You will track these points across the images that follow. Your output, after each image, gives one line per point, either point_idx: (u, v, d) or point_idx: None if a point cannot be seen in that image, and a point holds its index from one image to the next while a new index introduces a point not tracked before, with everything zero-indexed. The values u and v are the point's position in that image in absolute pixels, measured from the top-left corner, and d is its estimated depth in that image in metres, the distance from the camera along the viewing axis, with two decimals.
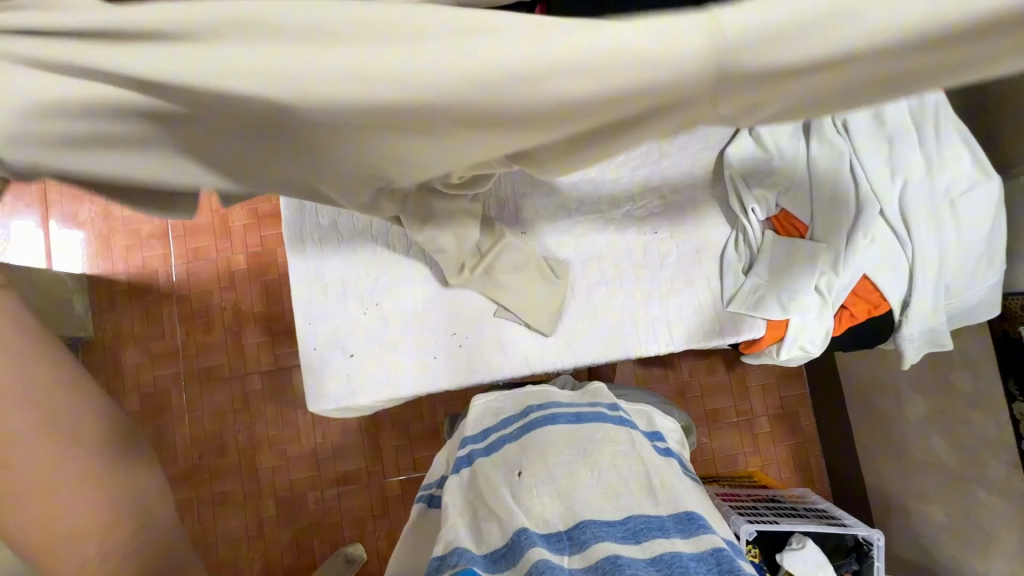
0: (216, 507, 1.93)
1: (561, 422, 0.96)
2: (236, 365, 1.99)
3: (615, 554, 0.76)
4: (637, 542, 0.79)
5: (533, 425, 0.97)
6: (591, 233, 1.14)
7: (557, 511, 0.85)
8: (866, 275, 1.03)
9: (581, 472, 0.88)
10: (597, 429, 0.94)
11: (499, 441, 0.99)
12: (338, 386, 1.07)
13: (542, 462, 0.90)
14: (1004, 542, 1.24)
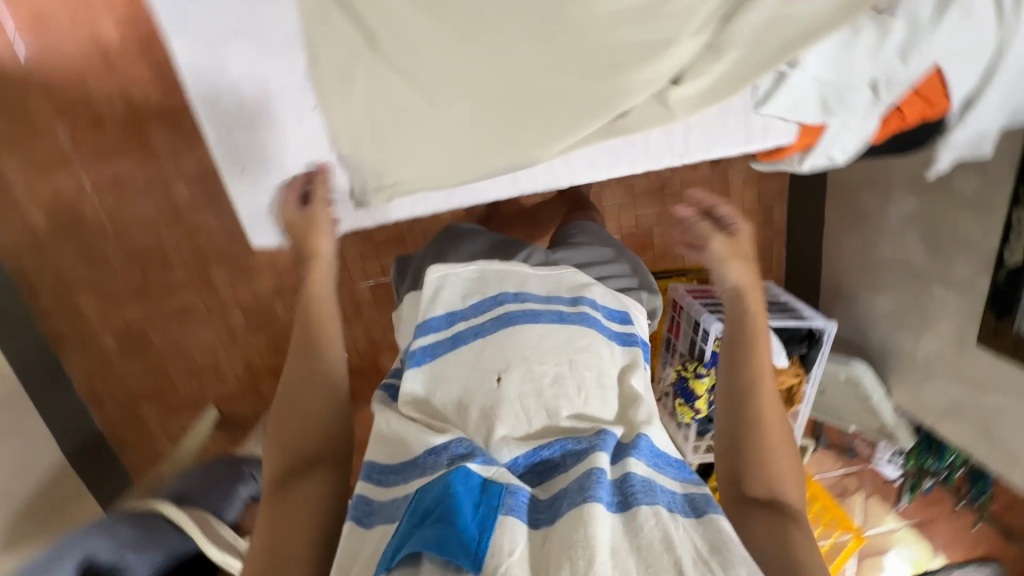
0: (180, 321, 1.87)
1: (542, 324, 0.83)
2: (151, 171, 1.66)
3: (598, 467, 0.63)
4: (614, 462, 0.67)
5: (513, 319, 0.83)
6: None
7: (530, 425, 0.73)
8: (939, 67, 0.82)
9: (567, 386, 0.76)
10: (582, 338, 0.82)
11: (469, 333, 0.83)
12: (281, 212, 0.94)
13: (527, 368, 0.78)
14: (941, 327, 1.37)
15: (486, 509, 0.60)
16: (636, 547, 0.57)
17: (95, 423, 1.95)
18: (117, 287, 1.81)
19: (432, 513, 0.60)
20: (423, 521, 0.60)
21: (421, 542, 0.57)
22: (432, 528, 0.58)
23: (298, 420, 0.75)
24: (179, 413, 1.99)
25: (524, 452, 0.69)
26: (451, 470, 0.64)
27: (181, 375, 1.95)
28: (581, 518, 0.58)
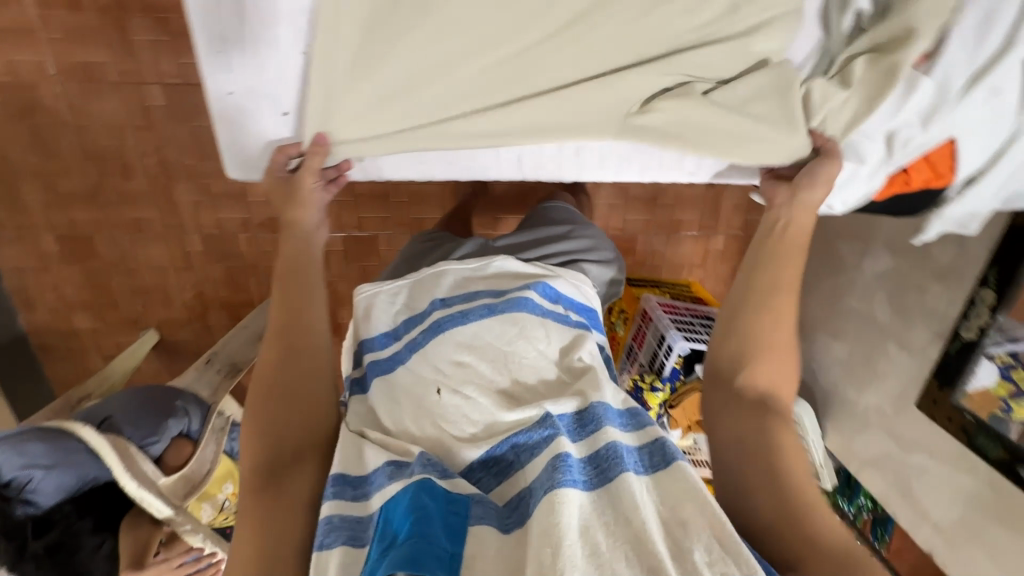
0: (132, 234, 1.75)
1: (472, 322, 0.79)
2: (126, 67, 1.52)
3: (563, 454, 0.64)
4: (575, 440, 0.68)
5: (443, 326, 0.79)
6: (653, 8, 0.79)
7: (483, 428, 0.72)
8: (953, 139, 0.83)
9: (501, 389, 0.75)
10: (514, 327, 0.77)
11: (404, 350, 0.81)
12: (267, 146, 0.85)
13: (460, 370, 0.76)
14: (887, 384, 1.43)
15: (455, 520, 0.60)
16: (603, 523, 0.60)
17: (20, 324, 1.83)
18: (67, 184, 1.67)
19: (404, 530, 0.58)
20: (393, 541, 0.57)
21: (395, 561, 0.54)
22: (405, 546, 0.55)
23: (285, 403, 0.73)
24: (116, 330, 1.88)
25: (483, 451, 0.70)
26: (415, 482, 0.62)
27: (124, 291, 1.83)
28: (552, 507, 0.58)
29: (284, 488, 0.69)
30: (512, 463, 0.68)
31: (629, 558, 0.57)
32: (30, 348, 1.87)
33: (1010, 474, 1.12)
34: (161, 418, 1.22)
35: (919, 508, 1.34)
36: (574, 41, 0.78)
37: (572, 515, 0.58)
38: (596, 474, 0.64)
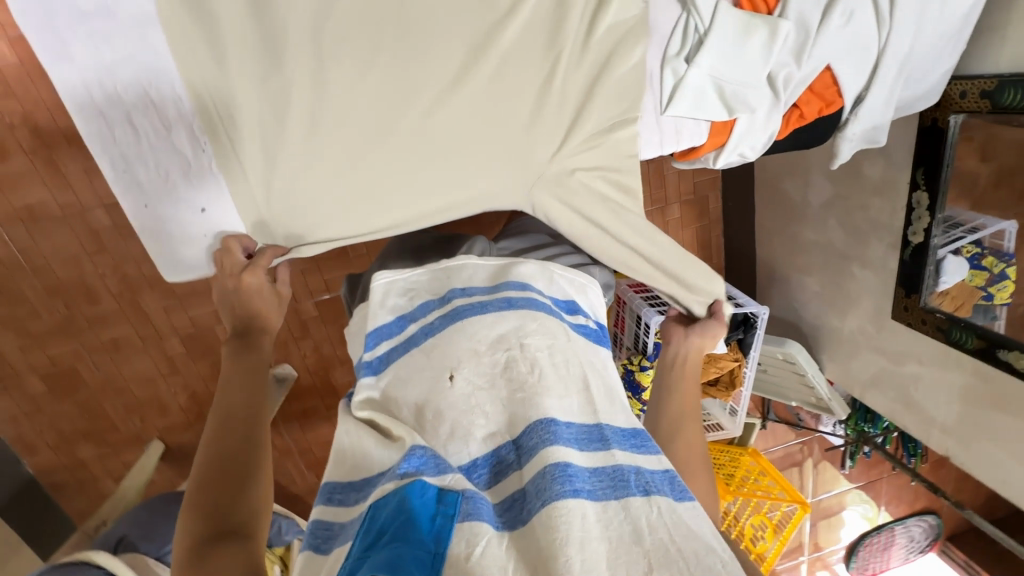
0: (112, 354, 1.78)
1: (491, 310, 0.77)
2: (67, 198, 1.57)
3: (560, 464, 0.62)
4: (581, 449, 0.66)
5: (461, 313, 0.77)
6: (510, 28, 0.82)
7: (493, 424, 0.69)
8: (829, 66, 0.87)
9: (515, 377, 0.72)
10: (533, 318, 0.76)
11: (419, 335, 0.78)
12: (195, 246, 0.86)
13: (475, 358, 0.73)
14: (862, 303, 1.45)
15: (444, 520, 0.58)
16: (605, 536, 0.59)
17: (26, 470, 1.84)
18: (39, 323, 1.70)
19: (390, 530, 0.56)
20: (378, 541, 0.55)
21: (375, 564, 0.51)
22: (385, 551, 0.53)
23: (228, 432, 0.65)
24: (120, 449, 1.90)
25: (484, 454, 0.68)
26: (404, 485, 0.60)
27: (118, 410, 1.85)
28: (552, 520, 0.57)
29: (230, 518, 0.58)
30: (513, 464, 0.66)
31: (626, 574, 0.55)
32: (42, 491, 1.87)
33: (992, 361, 1.13)
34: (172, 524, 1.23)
35: (924, 414, 1.35)
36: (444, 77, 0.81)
37: (575, 527, 0.57)
38: (601, 486, 0.63)
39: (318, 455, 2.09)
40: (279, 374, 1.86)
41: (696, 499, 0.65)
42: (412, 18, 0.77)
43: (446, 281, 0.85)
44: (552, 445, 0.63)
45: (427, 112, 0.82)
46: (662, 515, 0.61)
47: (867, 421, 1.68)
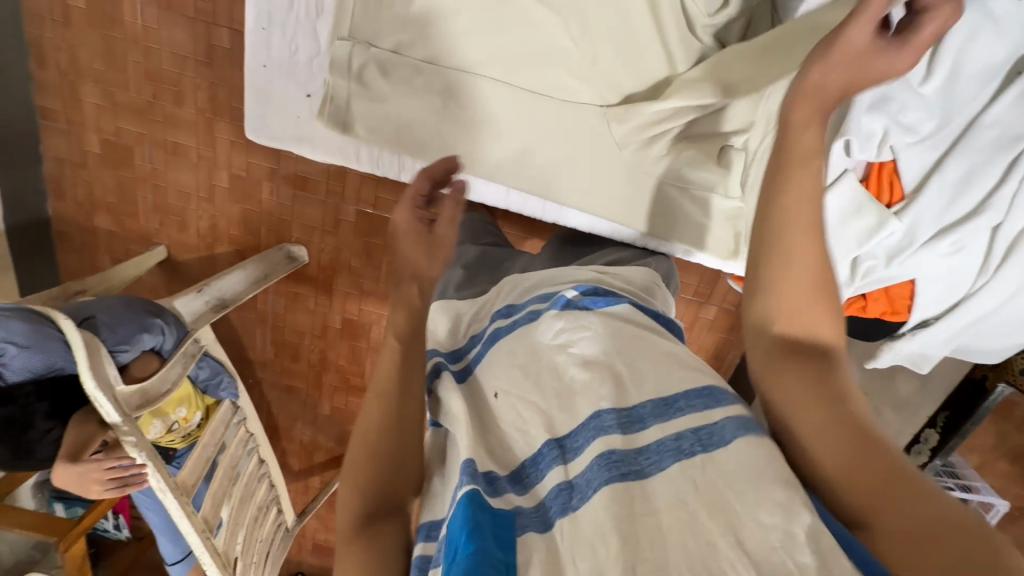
0: (168, 156, 1.86)
1: (525, 322, 0.76)
2: (204, 5, 1.64)
3: (609, 451, 0.58)
4: (614, 429, 0.59)
5: (506, 330, 0.77)
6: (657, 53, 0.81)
7: (535, 421, 0.65)
8: (913, 280, 0.87)
9: (554, 379, 0.68)
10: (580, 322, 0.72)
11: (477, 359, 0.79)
12: (283, 123, 0.90)
13: (515, 366, 0.70)
14: None
15: (504, 532, 0.54)
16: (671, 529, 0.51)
17: (47, 209, 1.95)
18: (123, 96, 1.78)
19: (460, 545, 0.52)
20: (453, 553, 0.52)
21: None
22: (463, 563, 0.50)
23: (376, 461, 0.71)
24: (131, 237, 2.00)
25: (529, 458, 0.64)
26: (456, 497, 0.56)
27: (146, 204, 1.94)
28: (618, 500, 0.53)
29: (374, 540, 0.68)
30: (546, 464, 0.61)
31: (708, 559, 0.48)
32: (49, 233, 1.99)
33: None
34: (136, 330, 1.31)
35: None
36: (567, 79, 0.83)
37: (643, 531, 0.51)
38: (632, 469, 0.57)
39: (286, 337, 2.16)
40: (293, 253, 1.92)
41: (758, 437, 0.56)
42: (574, 11, 0.78)
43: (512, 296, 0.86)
44: (603, 435, 0.59)
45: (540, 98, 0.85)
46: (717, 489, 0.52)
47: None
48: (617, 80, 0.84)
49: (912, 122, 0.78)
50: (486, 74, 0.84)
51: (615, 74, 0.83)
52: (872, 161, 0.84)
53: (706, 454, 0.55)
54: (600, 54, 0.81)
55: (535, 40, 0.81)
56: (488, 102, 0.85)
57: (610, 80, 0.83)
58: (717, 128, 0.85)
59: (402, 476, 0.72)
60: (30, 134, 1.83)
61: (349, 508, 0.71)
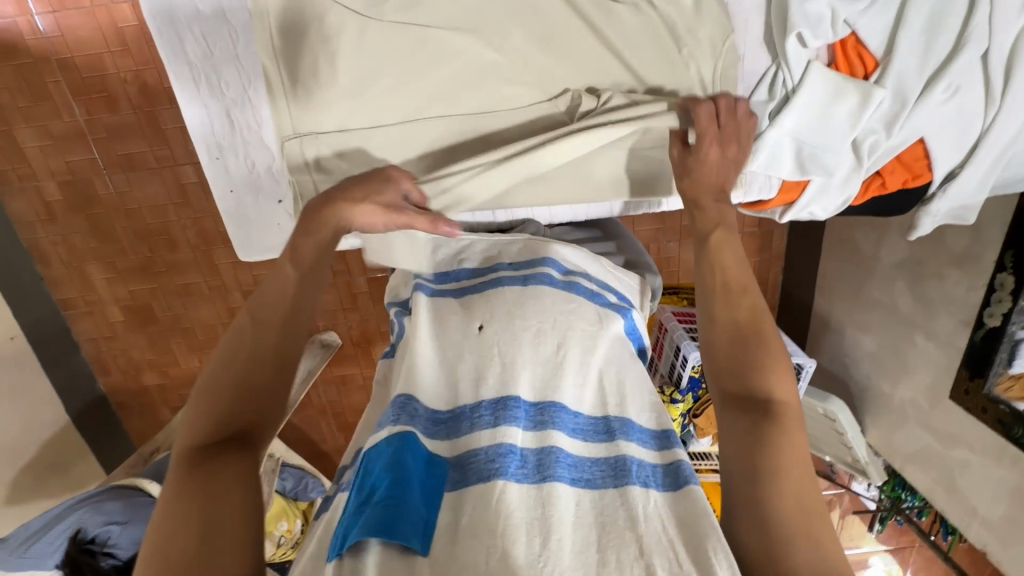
0: (183, 298, 1.94)
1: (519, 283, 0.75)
2: (162, 153, 1.72)
3: (552, 448, 0.60)
4: (591, 438, 0.63)
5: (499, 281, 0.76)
6: (580, 28, 0.79)
7: (525, 379, 0.65)
8: (923, 138, 0.82)
9: (546, 348, 0.68)
10: (572, 301, 0.73)
11: (456, 292, 0.78)
12: (268, 235, 0.92)
13: (515, 324, 0.69)
14: (918, 374, 1.37)
15: (433, 486, 0.58)
16: (598, 525, 0.55)
17: (98, 387, 2.05)
18: (124, 261, 1.87)
19: (380, 487, 0.56)
20: (372, 497, 0.56)
21: (371, 527, 0.53)
22: (377, 509, 0.54)
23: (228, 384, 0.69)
24: (179, 383, 2.08)
25: (490, 398, 0.63)
26: (402, 436, 0.60)
27: (181, 349, 2.03)
28: (548, 497, 0.55)
29: (215, 469, 0.62)
30: (512, 418, 0.61)
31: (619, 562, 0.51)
32: (109, 408, 2.09)
33: None
34: None
35: (967, 503, 1.28)
36: (505, 88, 0.83)
37: (562, 513, 0.55)
38: (603, 476, 0.59)
39: (349, 419, 2.21)
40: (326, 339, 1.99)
41: (698, 486, 0.57)
42: (488, 24, 0.79)
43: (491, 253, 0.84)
44: (547, 431, 0.61)
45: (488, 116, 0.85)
46: (665, 528, 0.54)
47: (905, 488, 1.52)
48: (553, 69, 0.82)
49: None
50: (429, 116, 0.84)
51: (548, 65, 0.82)
52: (832, 43, 0.80)
53: (668, 488, 0.58)
54: (527, 52, 0.81)
55: (461, 66, 0.81)
56: (442, 140, 0.86)
57: (546, 72, 0.82)
58: (667, 74, 0.82)
59: (259, 419, 0.69)
60: (60, 326, 1.94)
61: (191, 439, 0.66)
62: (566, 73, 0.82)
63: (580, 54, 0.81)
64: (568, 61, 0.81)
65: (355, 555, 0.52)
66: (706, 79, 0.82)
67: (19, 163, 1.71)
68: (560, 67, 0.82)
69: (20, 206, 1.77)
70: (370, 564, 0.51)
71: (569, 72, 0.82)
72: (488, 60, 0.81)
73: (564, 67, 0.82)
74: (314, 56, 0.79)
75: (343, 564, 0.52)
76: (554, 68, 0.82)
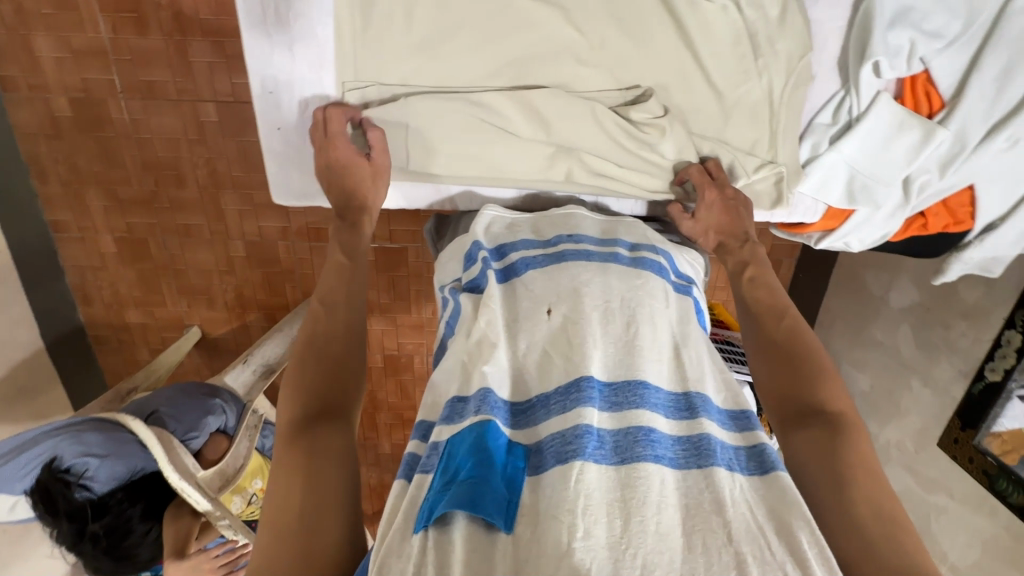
0: (182, 238, 1.88)
1: (593, 262, 0.77)
2: (185, 86, 1.66)
3: (648, 428, 0.61)
4: (672, 414, 0.64)
5: (564, 256, 0.78)
6: (661, 20, 0.79)
7: (594, 358, 0.67)
8: (973, 185, 0.84)
9: (615, 326, 0.70)
10: (640, 276, 0.76)
11: (521, 265, 0.78)
12: (306, 179, 0.89)
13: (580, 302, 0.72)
14: (908, 418, 1.40)
15: (513, 470, 0.59)
16: (685, 508, 0.56)
17: (78, 317, 1.97)
18: (127, 191, 1.81)
19: (466, 467, 0.58)
20: (455, 477, 0.57)
21: (455, 502, 0.55)
22: (465, 485, 0.56)
23: (321, 360, 0.74)
24: (163, 326, 2.02)
25: (562, 384, 0.64)
26: (481, 423, 0.61)
27: (171, 290, 1.96)
28: (630, 479, 0.57)
29: (320, 440, 0.67)
30: (589, 399, 0.62)
31: (707, 546, 0.53)
32: (85, 339, 2.01)
33: None
34: (201, 414, 1.31)
35: (938, 548, 1.31)
36: (575, 67, 0.82)
37: (653, 490, 0.56)
38: (687, 456, 0.61)
39: None
40: None
41: (784, 473, 0.60)
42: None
43: (558, 225, 0.86)
44: (647, 410, 0.63)
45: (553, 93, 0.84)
46: (752, 514, 0.56)
47: None
48: (627, 55, 0.81)
49: (937, 28, 0.76)
50: (495, 84, 0.83)
51: (622, 51, 0.81)
52: (903, 77, 0.81)
53: (754, 475, 0.60)
54: (605, 35, 0.80)
55: (537, 37, 0.80)
56: (505, 111, 0.84)
57: (618, 58, 0.81)
58: (738, 79, 0.82)
59: (348, 388, 0.73)
60: (48, 249, 1.86)
61: (293, 407, 0.70)
62: (638, 62, 0.82)
63: (656, 45, 0.81)
64: (643, 52, 0.81)
65: (439, 530, 0.55)
66: (775, 92, 0.83)
67: (32, 72, 1.63)
68: (634, 57, 0.81)
69: (26, 117, 1.69)
70: (457, 541, 0.53)
71: (642, 62, 0.82)
72: (565, 36, 0.80)
73: (638, 56, 0.81)
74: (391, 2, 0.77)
75: (429, 536, 0.54)
76: (628, 55, 0.81)
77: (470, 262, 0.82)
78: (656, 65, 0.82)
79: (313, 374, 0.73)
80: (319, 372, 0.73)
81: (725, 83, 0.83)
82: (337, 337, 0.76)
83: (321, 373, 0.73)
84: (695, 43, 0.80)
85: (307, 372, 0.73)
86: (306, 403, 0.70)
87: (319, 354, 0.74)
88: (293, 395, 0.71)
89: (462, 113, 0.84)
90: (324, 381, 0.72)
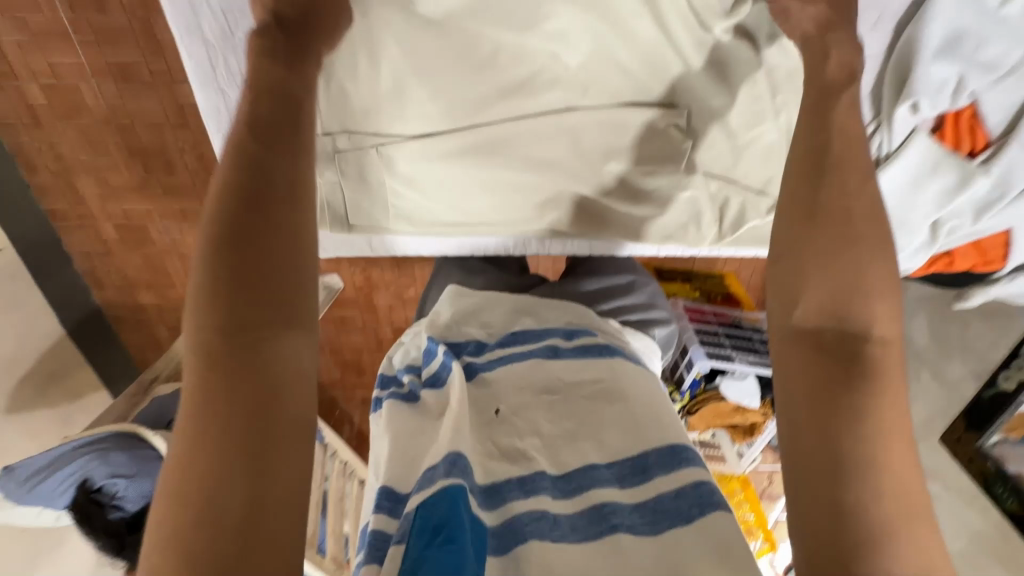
0: (181, 223, 1.86)
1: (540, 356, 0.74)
2: (158, 67, 1.54)
3: (602, 504, 0.61)
4: (623, 482, 0.63)
5: (515, 355, 0.75)
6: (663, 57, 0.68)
7: (541, 449, 0.66)
8: (1009, 230, 0.76)
9: (557, 410, 0.70)
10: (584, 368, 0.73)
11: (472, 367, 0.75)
12: None
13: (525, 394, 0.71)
14: (915, 409, 1.39)
15: (481, 542, 0.56)
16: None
17: (93, 301, 2.01)
18: (118, 178, 1.76)
19: (447, 532, 0.54)
20: (433, 541, 0.53)
21: (439, 575, 0.50)
22: (445, 555, 0.52)
23: (237, 255, 0.52)
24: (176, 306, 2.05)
25: (518, 474, 0.63)
26: (452, 489, 0.57)
27: (179, 272, 1.98)
28: (604, 560, 0.57)
29: (237, 385, 0.50)
30: (542, 484, 0.62)
31: None
32: (105, 320, 2.07)
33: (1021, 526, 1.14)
34: None
35: None
36: (563, 112, 0.72)
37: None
38: (646, 522, 0.60)
39: (347, 356, 2.23)
40: (328, 283, 1.94)
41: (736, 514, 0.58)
42: (552, 40, 0.66)
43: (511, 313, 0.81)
44: (598, 488, 0.62)
45: (540, 143, 0.74)
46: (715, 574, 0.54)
47: None
48: (619, 94, 0.71)
49: (993, 60, 0.64)
50: (474, 136, 0.74)
51: (612, 89, 0.71)
52: (946, 112, 0.70)
53: (702, 517, 0.58)
54: (597, 75, 0.70)
55: (518, 82, 0.69)
56: (490, 162, 0.76)
57: (612, 99, 0.72)
58: (747, 120, 0.73)
59: (276, 298, 0.53)
60: (50, 238, 1.85)
61: (199, 334, 0.52)
62: (636, 104, 0.72)
63: (652, 83, 0.71)
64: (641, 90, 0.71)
65: None
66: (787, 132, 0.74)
67: None
68: (630, 98, 0.72)
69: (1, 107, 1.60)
70: None
71: (639, 104, 0.72)
72: (549, 80, 0.69)
73: (633, 96, 0.72)
74: (351, 51, 0.67)
75: None
76: (622, 94, 0.72)
77: (427, 359, 0.77)
78: (653, 107, 0.72)
79: (223, 275, 0.52)
80: (234, 271, 0.52)
81: (733, 125, 0.73)
82: (258, 212, 0.53)
83: (236, 282, 0.52)
84: (697, 82, 0.70)
85: (219, 264, 0.52)
86: (215, 326, 0.51)
87: (230, 247, 0.52)
88: (202, 307, 0.52)
89: (444, 168, 0.76)
90: (239, 292, 0.52)
